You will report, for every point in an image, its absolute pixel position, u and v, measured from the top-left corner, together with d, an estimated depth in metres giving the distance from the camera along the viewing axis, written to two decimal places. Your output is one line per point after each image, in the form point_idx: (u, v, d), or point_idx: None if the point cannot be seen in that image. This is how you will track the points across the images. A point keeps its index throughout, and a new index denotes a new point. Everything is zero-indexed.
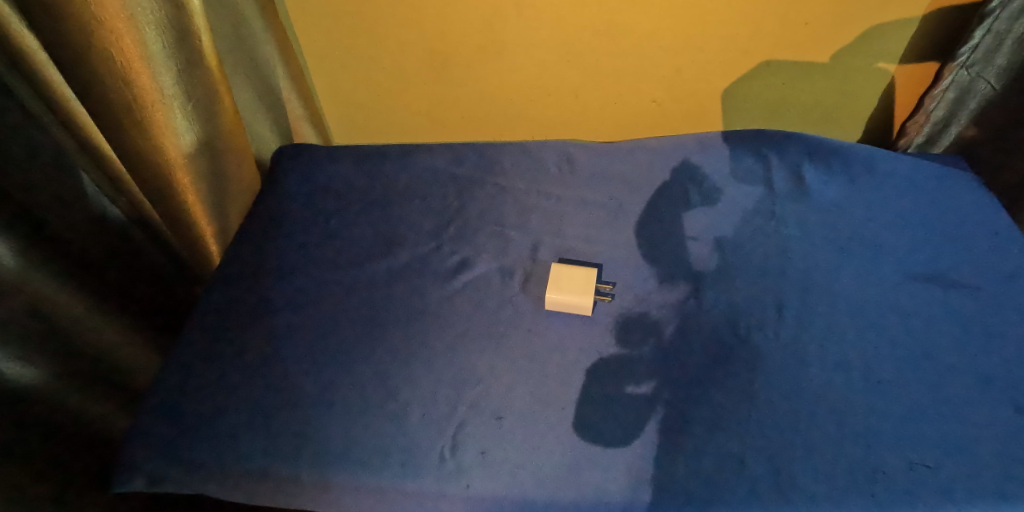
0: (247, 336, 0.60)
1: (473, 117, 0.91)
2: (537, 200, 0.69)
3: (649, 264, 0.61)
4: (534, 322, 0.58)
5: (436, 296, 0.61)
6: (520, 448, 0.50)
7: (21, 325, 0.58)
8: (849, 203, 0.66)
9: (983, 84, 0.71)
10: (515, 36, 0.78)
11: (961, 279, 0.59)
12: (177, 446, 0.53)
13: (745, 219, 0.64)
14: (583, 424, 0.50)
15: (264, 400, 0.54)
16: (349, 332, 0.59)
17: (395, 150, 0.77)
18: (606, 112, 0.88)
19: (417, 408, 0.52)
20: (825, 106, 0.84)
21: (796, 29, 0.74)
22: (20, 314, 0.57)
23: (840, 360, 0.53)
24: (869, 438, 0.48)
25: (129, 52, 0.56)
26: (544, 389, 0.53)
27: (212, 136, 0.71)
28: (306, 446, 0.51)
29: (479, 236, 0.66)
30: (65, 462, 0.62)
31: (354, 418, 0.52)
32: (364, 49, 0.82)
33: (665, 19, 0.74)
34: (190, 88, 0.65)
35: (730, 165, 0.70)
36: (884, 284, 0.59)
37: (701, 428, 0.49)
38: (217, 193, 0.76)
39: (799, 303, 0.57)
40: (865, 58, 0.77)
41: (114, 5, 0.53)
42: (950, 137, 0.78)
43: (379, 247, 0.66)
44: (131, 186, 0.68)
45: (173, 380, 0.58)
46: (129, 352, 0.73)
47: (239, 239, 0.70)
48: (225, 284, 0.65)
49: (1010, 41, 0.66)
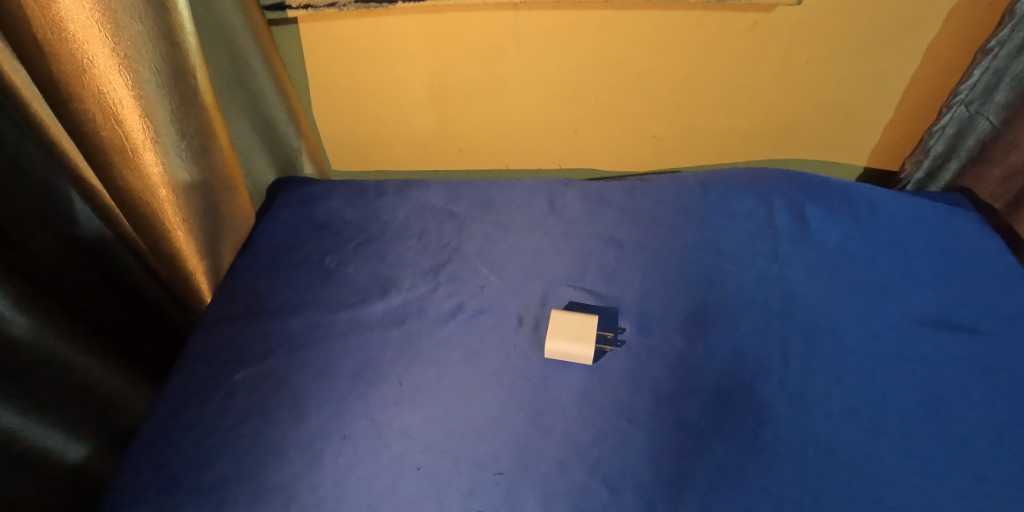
0: (236, 379, 0.58)
1: (472, 152, 0.91)
2: (537, 240, 0.68)
3: (647, 307, 0.60)
4: (532, 370, 0.56)
5: (432, 340, 0.59)
6: (520, 507, 0.47)
7: (20, 367, 0.62)
8: (852, 245, 0.65)
9: (983, 121, 0.72)
10: (516, 71, 0.78)
11: (970, 323, 0.58)
12: (160, 497, 0.51)
13: (745, 260, 0.63)
14: (583, 478, 0.48)
15: (251, 449, 0.52)
16: (341, 377, 0.56)
17: (392, 187, 0.77)
18: (605, 148, 0.88)
19: (410, 459, 0.51)
20: (826, 144, 0.84)
21: (797, 67, 0.74)
22: (18, 358, 0.61)
23: (847, 409, 0.51)
24: (877, 489, 0.47)
25: (118, 92, 0.55)
26: (543, 438, 0.51)
27: (208, 176, 0.67)
28: (293, 501, 0.49)
29: (476, 276, 0.65)
30: (29, 495, 0.66)
31: (344, 470, 0.50)
32: (364, 81, 0.81)
33: (662, 58, 0.74)
34: (187, 129, 0.63)
35: (732, 204, 0.70)
36: (892, 329, 0.57)
37: (703, 483, 0.47)
38: (213, 231, 0.71)
39: (803, 348, 0.56)
40: (865, 98, 0.77)
41: (99, 45, 0.52)
42: (949, 172, 0.79)
43: (374, 287, 0.65)
44: (120, 220, 0.67)
45: (160, 423, 0.56)
46: (121, 389, 0.74)
47: (231, 276, 0.68)
48: (216, 323, 0.63)
49: (1009, 78, 0.68)
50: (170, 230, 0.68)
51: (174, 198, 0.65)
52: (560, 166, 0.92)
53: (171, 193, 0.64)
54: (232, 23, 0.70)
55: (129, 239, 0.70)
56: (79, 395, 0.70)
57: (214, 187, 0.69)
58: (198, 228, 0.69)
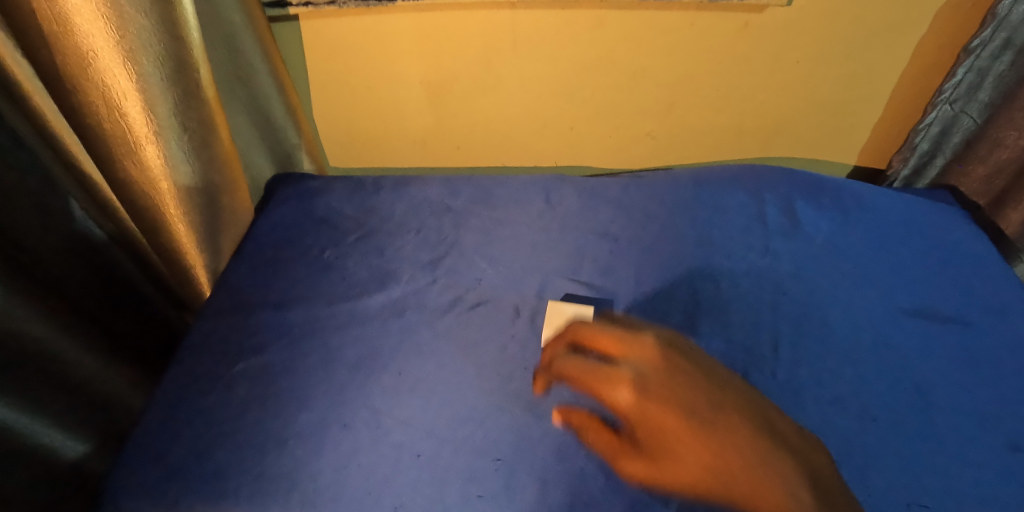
0: (237, 370, 0.58)
1: (468, 149, 0.92)
2: (534, 234, 0.69)
3: (642, 299, 0.61)
4: (530, 360, 0.57)
5: (431, 332, 0.60)
6: (519, 492, 0.48)
7: (20, 364, 0.62)
8: (841, 239, 0.67)
9: (967, 119, 0.74)
10: (513, 69, 0.79)
11: (954, 315, 0.60)
12: (162, 486, 0.51)
13: (738, 254, 0.65)
14: (581, 464, 0.49)
15: (252, 438, 0.53)
16: (342, 368, 0.57)
17: (389, 183, 0.78)
18: (601, 145, 0.89)
19: (411, 448, 0.51)
20: (816, 142, 0.85)
21: (787, 66, 0.76)
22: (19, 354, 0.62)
23: (837, 396, 0.53)
24: (866, 474, 0.48)
25: (123, 86, 0.56)
26: (541, 427, 0.52)
27: (210, 170, 0.68)
28: (295, 488, 0.50)
29: (473, 269, 0.66)
30: (29, 491, 0.66)
31: (346, 457, 0.51)
32: (363, 78, 0.82)
33: (656, 57, 0.76)
34: (190, 124, 0.63)
35: (723, 198, 0.71)
36: (879, 319, 0.59)
37: None
38: (212, 225, 0.72)
39: (794, 339, 0.57)
40: (854, 97, 0.79)
41: (105, 39, 0.53)
42: (934, 169, 0.81)
43: (373, 280, 0.65)
44: (119, 213, 0.68)
45: (160, 415, 0.56)
46: (115, 383, 0.75)
47: (231, 270, 0.69)
48: (216, 316, 0.64)
49: (990, 77, 0.70)
50: (171, 224, 0.69)
51: (177, 192, 0.65)
52: (556, 164, 0.93)
53: (172, 186, 0.65)
54: (233, 18, 0.71)
55: (124, 228, 0.70)
56: (78, 393, 0.70)
57: (215, 182, 0.70)
58: (197, 223, 0.70)
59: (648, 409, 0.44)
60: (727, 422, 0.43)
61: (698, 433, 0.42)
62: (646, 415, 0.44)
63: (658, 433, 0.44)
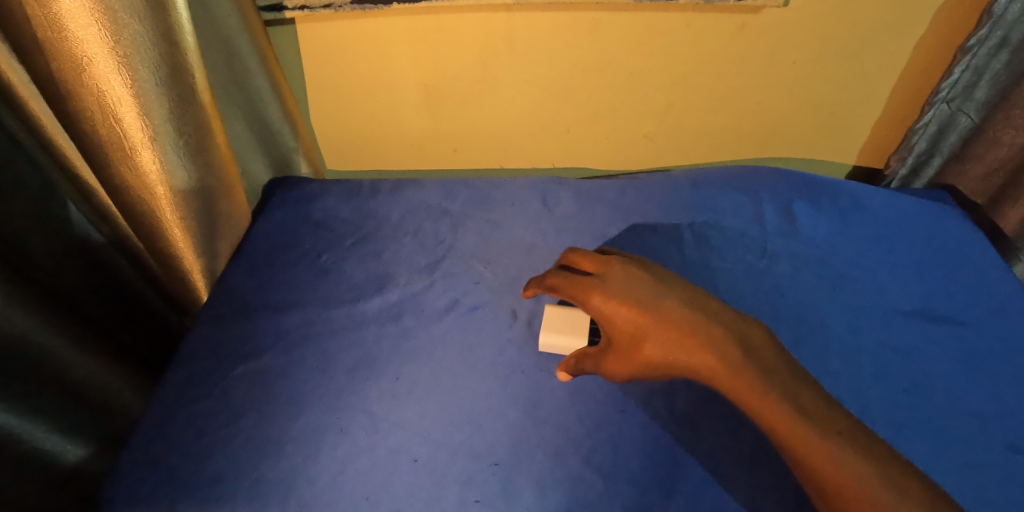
0: (234, 375, 0.58)
1: (466, 151, 0.92)
2: (531, 237, 0.69)
3: None
4: (527, 364, 0.57)
5: (427, 335, 0.60)
6: (516, 496, 0.48)
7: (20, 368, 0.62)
8: (839, 240, 0.67)
9: (964, 118, 0.74)
10: (510, 71, 0.79)
11: (952, 315, 0.60)
12: (159, 492, 0.51)
13: (736, 256, 0.65)
14: (578, 468, 0.49)
15: (249, 443, 0.53)
16: (339, 372, 0.57)
17: (386, 185, 0.78)
18: (598, 147, 0.89)
19: (408, 452, 0.51)
20: (814, 143, 0.85)
21: (784, 67, 0.76)
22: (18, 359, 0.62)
23: (835, 398, 0.53)
24: None
25: (118, 91, 0.56)
26: (539, 431, 0.52)
27: (206, 174, 0.68)
28: (292, 493, 0.50)
29: (470, 272, 0.66)
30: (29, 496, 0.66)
31: (343, 461, 0.51)
32: (359, 81, 0.82)
33: (653, 58, 0.76)
34: (186, 129, 0.63)
35: (720, 199, 0.71)
36: (877, 321, 0.59)
37: (696, 473, 0.49)
38: (210, 229, 0.72)
39: (792, 341, 0.57)
40: (851, 97, 0.79)
41: (99, 44, 0.53)
42: (932, 169, 0.81)
43: (370, 284, 0.65)
44: (117, 219, 0.69)
45: (157, 420, 0.56)
46: (115, 387, 0.75)
47: (228, 275, 0.69)
48: (214, 321, 0.64)
49: (987, 76, 0.70)
50: (167, 229, 0.69)
51: (173, 196, 0.65)
52: (554, 166, 0.93)
53: (167, 192, 0.64)
54: (228, 22, 0.70)
55: (123, 236, 0.71)
56: (76, 396, 0.70)
57: (212, 186, 0.69)
58: (194, 228, 0.70)
59: (615, 308, 0.52)
60: (683, 320, 0.50)
61: (660, 327, 0.50)
62: (616, 314, 0.52)
63: (627, 329, 0.51)
